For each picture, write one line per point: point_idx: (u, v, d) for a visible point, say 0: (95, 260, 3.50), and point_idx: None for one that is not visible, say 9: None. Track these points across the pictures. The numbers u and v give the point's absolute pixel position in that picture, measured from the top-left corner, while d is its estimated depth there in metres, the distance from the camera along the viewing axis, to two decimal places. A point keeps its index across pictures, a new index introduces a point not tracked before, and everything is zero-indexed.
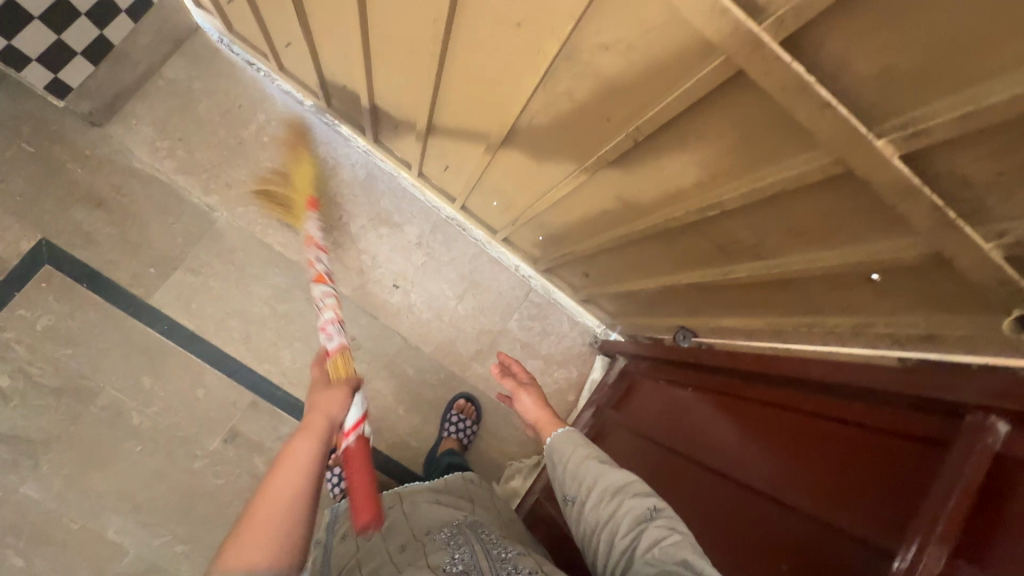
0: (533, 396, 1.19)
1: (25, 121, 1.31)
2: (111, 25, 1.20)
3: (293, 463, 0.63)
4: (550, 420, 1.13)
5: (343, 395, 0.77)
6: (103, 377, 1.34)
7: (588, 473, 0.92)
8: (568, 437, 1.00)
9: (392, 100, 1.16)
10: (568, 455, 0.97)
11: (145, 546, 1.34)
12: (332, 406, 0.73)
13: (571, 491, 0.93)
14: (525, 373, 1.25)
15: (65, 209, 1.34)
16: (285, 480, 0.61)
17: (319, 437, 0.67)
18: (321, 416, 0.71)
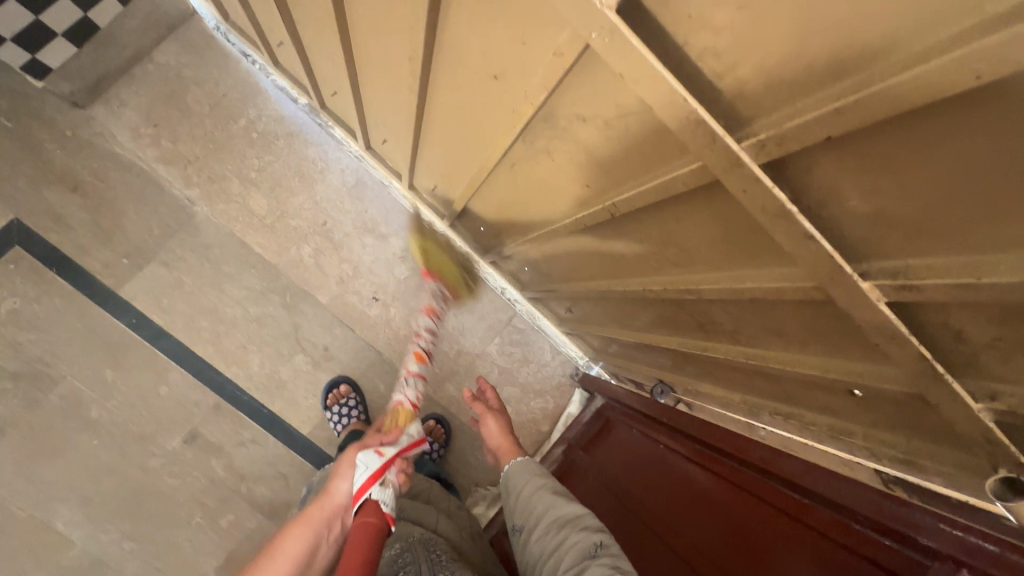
0: (500, 421, 1.12)
1: (4, 96, 1.27)
2: (98, 8, 1.14)
3: (281, 559, 0.65)
4: (511, 450, 1.06)
5: (352, 461, 0.76)
6: (62, 366, 1.31)
7: (540, 501, 0.88)
8: (526, 465, 0.96)
9: (380, 116, 1.10)
10: (524, 482, 0.93)
11: (92, 540, 1.32)
12: (343, 481, 0.74)
13: (520, 520, 0.89)
14: (497, 401, 1.18)
15: (39, 191, 1.30)
16: (279, 562, 0.65)
17: (321, 518, 0.70)
18: (333, 495, 0.73)
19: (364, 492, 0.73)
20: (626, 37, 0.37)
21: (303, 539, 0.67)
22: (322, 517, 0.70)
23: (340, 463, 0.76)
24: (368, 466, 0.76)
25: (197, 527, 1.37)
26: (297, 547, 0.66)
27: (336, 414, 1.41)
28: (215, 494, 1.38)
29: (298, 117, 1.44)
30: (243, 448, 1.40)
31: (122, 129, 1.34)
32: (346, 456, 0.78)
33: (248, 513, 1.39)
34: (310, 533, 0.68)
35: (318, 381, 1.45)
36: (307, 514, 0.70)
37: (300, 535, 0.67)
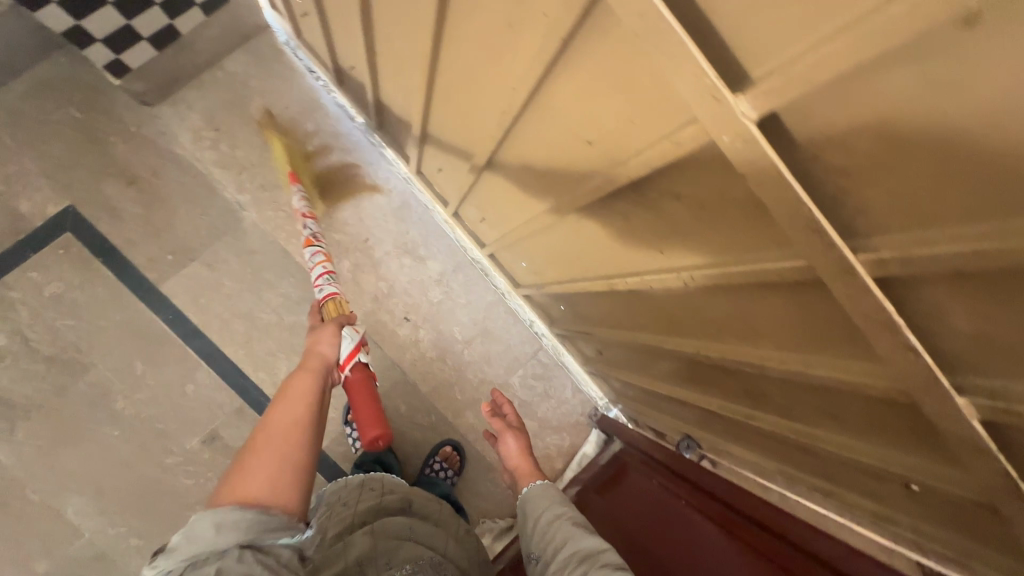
0: (519, 441, 1.13)
1: (78, 89, 1.31)
2: (183, 17, 1.18)
3: (290, 397, 0.74)
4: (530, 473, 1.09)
5: (333, 334, 0.89)
6: (96, 354, 1.32)
7: (558, 530, 0.86)
8: (547, 494, 0.95)
9: (443, 147, 1.12)
10: (545, 511, 0.92)
11: (100, 533, 1.31)
12: (325, 345, 0.85)
13: (537, 549, 0.88)
14: (516, 417, 1.18)
15: (97, 182, 1.33)
16: (290, 399, 0.73)
17: (318, 375, 0.79)
18: (316, 354, 0.83)
19: (352, 361, 0.91)
20: (763, 149, 0.38)
21: (307, 391, 0.75)
22: (317, 373, 0.79)
23: (323, 330, 0.88)
24: (352, 339, 0.92)
25: None
26: (303, 394, 0.74)
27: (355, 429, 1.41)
28: None
29: (353, 135, 1.48)
30: None
31: (185, 130, 1.37)
32: (327, 328, 0.89)
33: None
34: (314, 386, 0.76)
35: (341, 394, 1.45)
36: (305, 370, 0.79)
37: (304, 387, 0.75)
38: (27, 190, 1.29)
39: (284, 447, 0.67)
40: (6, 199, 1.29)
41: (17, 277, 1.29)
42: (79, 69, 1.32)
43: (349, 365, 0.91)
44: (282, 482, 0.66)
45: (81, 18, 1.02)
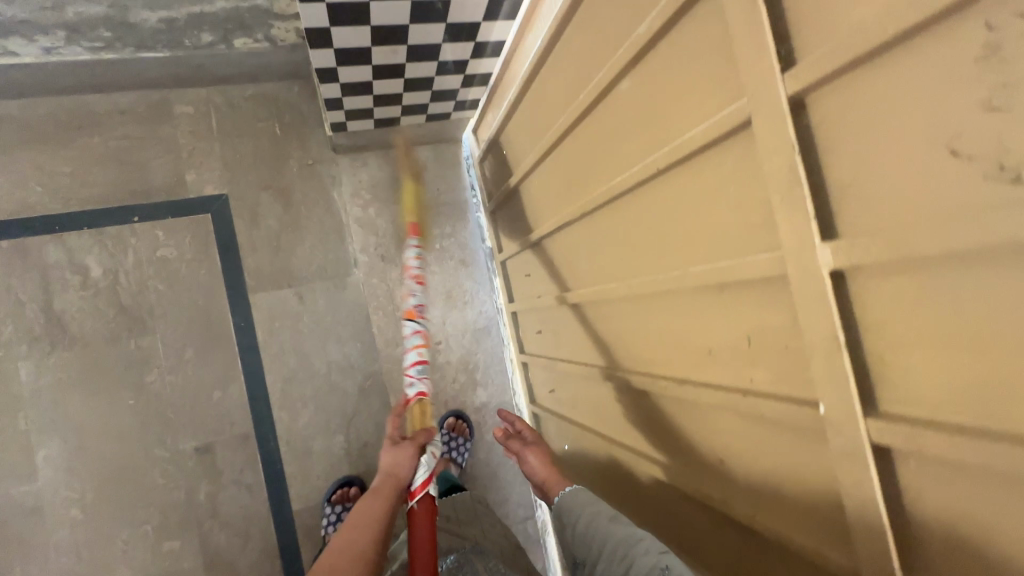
0: (539, 457, 1.03)
1: (291, 114, 1.49)
2: (409, 117, 1.38)
3: (359, 513, 0.81)
4: (561, 482, 0.96)
5: (412, 454, 0.92)
6: (160, 324, 1.36)
7: (598, 525, 0.81)
8: (578, 494, 0.88)
9: (557, 327, 1.23)
10: (582, 511, 0.85)
11: (54, 488, 1.28)
12: (401, 467, 0.89)
13: (581, 553, 0.83)
14: (532, 434, 1.09)
15: (258, 187, 1.46)
16: (355, 515, 0.80)
17: (378, 503, 0.83)
18: (390, 476, 0.88)
19: (422, 488, 0.91)
20: None
21: (371, 516, 0.80)
22: (387, 499, 0.85)
23: (403, 452, 0.92)
24: (428, 467, 0.94)
25: (142, 536, 1.32)
26: (370, 520, 0.80)
27: (335, 510, 1.38)
28: (181, 516, 1.34)
29: (477, 253, 1.61)
30: (235, 489, 1.38)
31: (349, 184, 1.53)
32: (406, 449, 0.92)
33: (193, 551, 1.34)
34: (377, 514, 0.81)
35: (336, 469, 1.45)
36: (373, 492, 0.85)
37: (367, 513, 0.81)
38: (201, 166, 1.43)
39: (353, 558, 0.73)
40: (181, 164, 1.42)
41: (143, 229, 1.37)
42: (302, 98, 1.50)
43: (418, 495, 0.91)
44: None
45: (345, 95, 1.17)
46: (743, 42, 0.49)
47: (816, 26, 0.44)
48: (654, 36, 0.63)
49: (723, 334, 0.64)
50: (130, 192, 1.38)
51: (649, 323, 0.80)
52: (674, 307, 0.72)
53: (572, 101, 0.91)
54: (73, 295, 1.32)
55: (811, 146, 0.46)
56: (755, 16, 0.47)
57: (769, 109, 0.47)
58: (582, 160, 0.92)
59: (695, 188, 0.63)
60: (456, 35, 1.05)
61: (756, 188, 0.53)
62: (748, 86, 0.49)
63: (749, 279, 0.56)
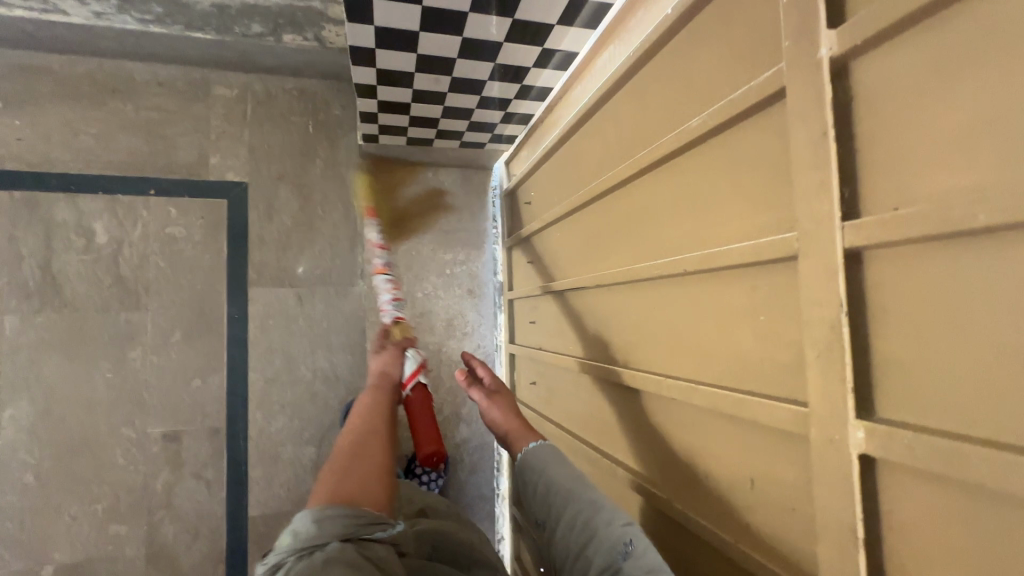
0: (503, 406, 0.92)
1: (326, 113, 1.47)
2: (443, 140, 1.35)
3: (352, 418, 0.76)
4: (525, 433, 0.86)
5: (398, 356, 0.96)
6: (154, 302, 1.34)
7: (559, 488, 0.74)
8: (540, 454, 0.80)
9: (553, 384, 1.18)
10: (542, 472, 0.78)
11: (13, 450, 1.24)
12: (387, 366, 0.90)
13: (539, 514, 0.77)
14: (494, 380, 0.97)
15: (280, 180, 1.44)
16: (352, 421, 0.75)
17: (378, 395, 0.84)
18: (382, 375, 0.90)
19: (413, 381, 0.99)
20: None
21: (377, 403, 0.81)
22: (387, 391, 0.87)
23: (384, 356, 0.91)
24: (413, 361, 0.99)
25: (90, 516, 1.27)
26: (374, 410, 0.79)
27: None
28: (133, 502, 1.30)
29: (486, 284, 1.57)
30: (194, 483, 1.34)
31: None
32: (388, 352, 0.93)
33: (138, 540, 1.30)
34: (383, 401, 0.82)
35: (301, 482, 1.40)
36: (370, 391, 0.85)
37: (372, 407, 0.80)
38: (227, 150, 1.41)
39: (357, 455, 0.68)
40: (208, 145, 1.40)
41: (157, 203, 1.35)
42: (341, 99, 1.49)
43: (409, 385, 0.98)
44: (369, 490, 0.63)
45: (381, 110, 1.14)
46: (804, 175, 0.44)
47: (890, 182, 0.39)
48: (706, 132, 0.59)
49: (725, 466, 0.58)
50: (152, 164, 1.36)
51: (648, 420, 0.75)
52: (677, 415, 0.67)
53: (610, 167, 0.86)
54: (74, 258, 1.30)
55: (863, 310, 0.41)
56: (823, 151, 0.42)
57: (821, 256, 0.42)
58: (610, 231, 0.87)
59: (724, 303, 0.58)
60: (505, 75, 1.01)
61: (789, 328, 0.48)
62: (802, 223, 0.44)
63: (767, 423, 0.50)
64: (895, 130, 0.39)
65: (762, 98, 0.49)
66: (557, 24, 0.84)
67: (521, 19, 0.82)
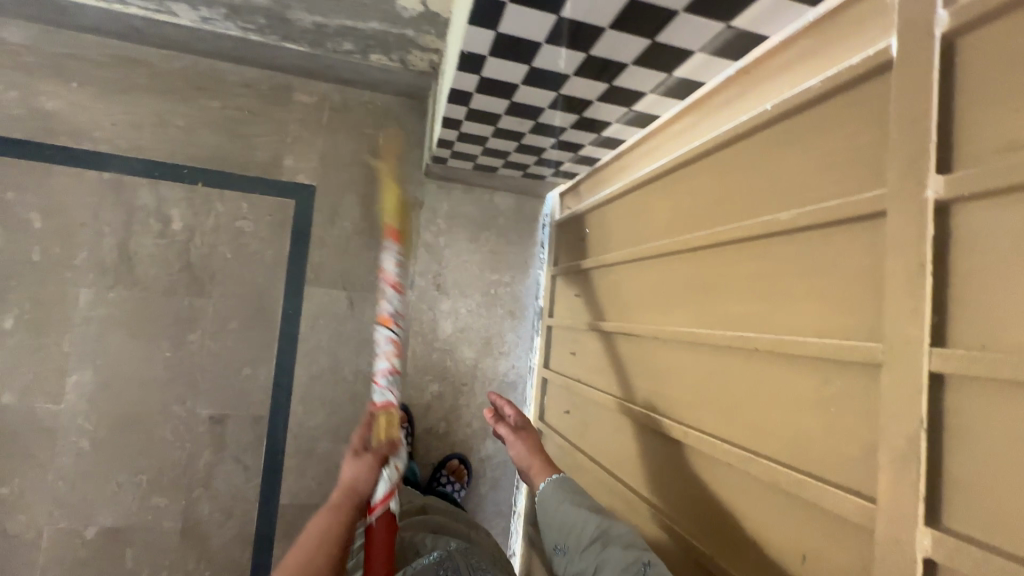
0: (529, 442, 1.08)
1: (397, 129, 1.54)
2: (508, 169, 1.41)
3: (305, 538, 0.74)
4: (543, 470, 1.02)
5: (373, 467, 0.81)
6: (216, 290, 1.41)
7: (576, 516, 0.89)
8: (556, 484, 0.96)
9: (588, 419, 1.23)
10: (558, 502, 0.93)
11: (73, 414, 1.32)
12: (354, 481, 0.79)
13: (559, 542, 0.90)
14: (521, 418, 1.13)
15: (346, 187, 1.51)
16: (302, 542, 0.74)
17: (340, 517, 0.77)
18: (348, 490, 0.79)
19: (383, 504, 0.79)
20: None
21: (324, 536, 0.74)
22: (342, 517, 0.77)
23: (358, 462, 0.81)
24: (390, 481, 0.81)
25: (135, 486, 1.35)
26: (322, 546, 0.73)
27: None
28: (175, 478, 1.37)
29: (527, 308, 1.63)
30: (233, 466, 1.40)
31: (429, 209, 1.56)
32: (362, 460, 0.81)
33: (176, 514, 1.37)
34: (332, 536, 0.74)
35: (331, 477, 1.46)
36: (329, 511, 0.77)
37: (316, 550, 0.73)
38: (300, 154, 1.48)
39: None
40: (283, 147, 1.47)
41: (231, 198, 1.42)
42: (411, 117, 1.56)
43: (377, 510, 0.79)
44: None
45: (459, 140, 1.20)
46: (896, 296, 0.49)
47: (980, 320, 0.44)
48: (792, 228, 0.64)
49: (775, 536, 0.63)
50: (230, 160, 1.43)
51: (694, 476, 0.80)
52: (729, 478, 0.72)
53: (681, 230, 0.91)
54: (149, 240, 1.37)
55: (938, 427, 0.46)
56: (917, 280, 0.47)
57: (904, 373, 0.47)
58: (674, 289, 0.92)
59: (791, 388, 0.63)
60: (585, 126, 1.06)
61: (860, 427, 0.53)
62: (888, 339, 0.49)
63: (830, 510, 0.55)
64: (986, 273, 0.44)
65: (859, 214, 0.54)
66: (650, 93, 0.88)
67: (617, 85, 0.87)
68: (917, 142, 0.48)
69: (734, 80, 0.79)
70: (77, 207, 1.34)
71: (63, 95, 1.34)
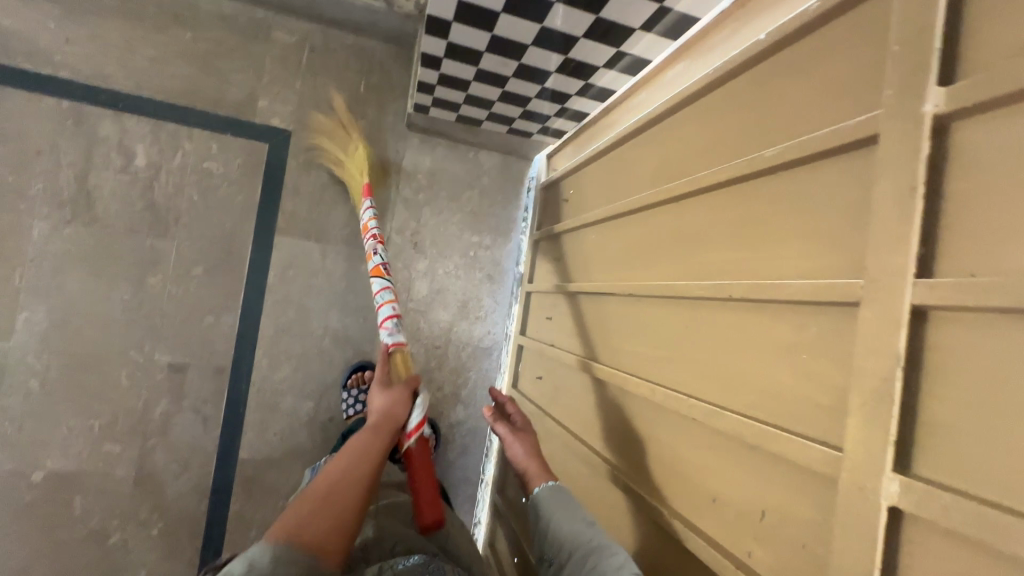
0: (526, 443, 1.03)
1: (380, 76, 1.47)
2: (493, 123, 1.35)
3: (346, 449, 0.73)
4: (538, 473, 0.96)
5: (406, 400, 0.86)
6: (181, 233, 1.34)
7: (571, 528, 0.82)
8: (555, 492, 0.89)
9: (560, 384, 1.18)
10: (555, 508, 0.87)
11: (23, 352, 1.26)
12: (395, 405, 0.83)
13: (549, 553, 0.84)
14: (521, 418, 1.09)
15: (323, 134, 1.44)
16: (343, 453, 0.73)
17: (382, 433, 0.78)
18: (388, 416, 0.81)
19: (417, 432, 0.86)
20: None
21: (365, 456, 0.73)
22: (381, 440, 0.77)
23: (396, 389, 0.86)
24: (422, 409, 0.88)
25: (87, 431, 1.29)
26: (362, 454, 0.73)
27: (350, 395, 1.39)
28: (130, 425, 1.32)
29: (507, 273, 1.57)
30: (192, 416, 1.35)
31: (410, 163, 1.50)
32: (399, 390, 0.86)
33: (130, 462, 1.32)
34: (371, 456, 0.74)
35: (295, 433, 1.41)
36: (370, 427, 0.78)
37: (363, 454, 0.73)
38: (276, 95, 1.41)
39: (342, 486, 0.68)
40: (258, 87, 1.40)
41: (201, 136, 1.35)
42: (395, 64, 1.48)
43: (412, 436, 0.86)
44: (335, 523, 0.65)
45: (441, 83, 1.14)
46: (884, 224, 0.44)
47: (973, 248, 0.39)
48: (778, 165, 0.59)
49: (735, 493, 0.59)
50: (200, 96, 1.36)
51: (659, 433, 0.76)
52: (693, 434, 0.68)
53: (665, 181, 0.87)
54: (110, 175, 1.30)
55: (917, 365, 0.41)
56: (908, 204, 0.42)
57: (885, 309, 0.43)
58: (654, 244, 0.87)
59: (765, 336, 0.58)
60: (572, 71, 1.00)
61: (835, 373, 0.49)
62: (871, 273, 0.44)
63: (793, 459, 0.51)
64: (988, 197, 0.39)
65: (851, 140, 0.49)
66: (637, 29, 0.85)
67: (604, 18, 0.83)
68: (920, 54, 0.43)
69: (729, 16, 0.74)
70: (33, 135, 1.26)
71: (22, 14, 1.26)
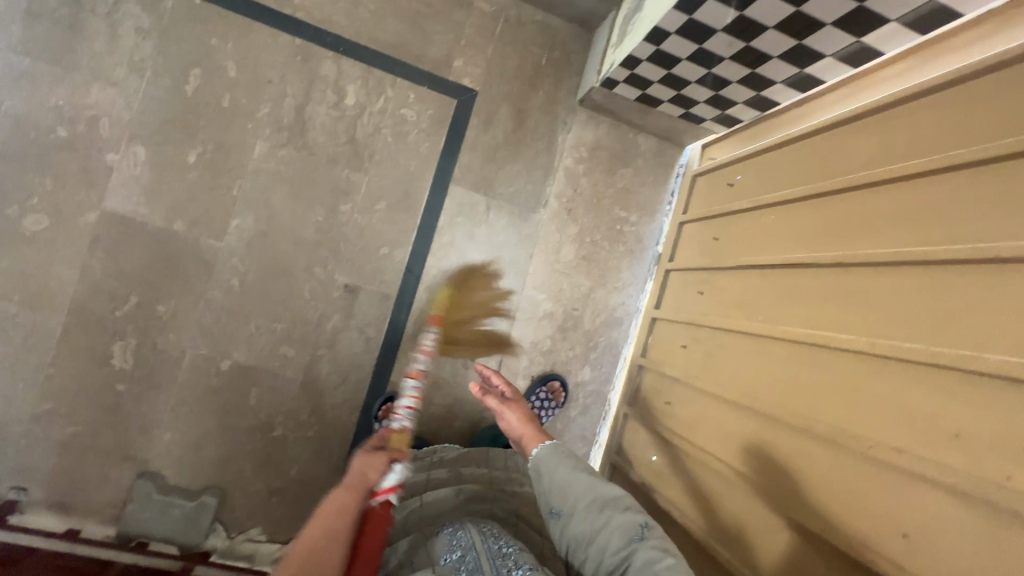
0: (518, 411, 1.02)
1: (561, 54, 1.59)
2: (670, 107, 1.44)
3: (318, 516, 0.77)
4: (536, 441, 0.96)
5: (383, 463, 0.85)
6: (373, 169, 1.48)
7: (573, 481, 0.84)
8: (556, 448, 0.89)
9: (712, 349, 1.25)
10: (554, 464, 0.87)
11: (230, 254, 1.42)
12: (370, 469, 0.83)
13: (554, 505, 0.84)
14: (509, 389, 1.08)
15: (504, 99, 1.56)
16: (319, 516, 0.77)
17: (350, 500, 0.80)
18: (359, 475, 0.83)
19: (385, 494, 0.83)
20: None
21: (338, 519, 0.77)
22: (353, 498, 0.80)
23: (372, 457, 0.85)
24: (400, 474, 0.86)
25: (269, 331, 1.44)
26: (330, 523, 0.76)
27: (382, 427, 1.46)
28: (304, 333, 1.46)
29: (647, 251, 1.66)
30: (356, 335, 1.49)
31: (575, 135, 1.61)
32: (377, 454, 0.86)
33: (299, 366, 1.46)
34: (345, 516, 0.77)
35: (439, 366, 1.53)
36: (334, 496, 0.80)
37: (330, 528, 0.75)
38: (469, 58, 1.54)
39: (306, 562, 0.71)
40: (456, 48, 1.54)
41: (402, 86, 1.49)
42: (576, 45, 1.60)
43: (382, 497, 0.83)
44: None
45: (650, 59, 1.24)
46: None
47: None
48: None
49: (991, 423, 0.67)
50: (407, 49, 1.50)
51: (872, 382, 0.83)
52: (929, 380, 0.75)
53: (888, 163, 0.95)
54: (323, 109, 1.45)
55: None
56: None
57: None
58: (866, 218, 0.95)
59: None
60: (794, 59, 1.09)
61: None
62: None
63: None
64: None
65: None
66: (892, 21, 0.94)
67: (865, 7, 0.93)
68: None
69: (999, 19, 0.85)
70: (268, 65, 1.42)
71: None
